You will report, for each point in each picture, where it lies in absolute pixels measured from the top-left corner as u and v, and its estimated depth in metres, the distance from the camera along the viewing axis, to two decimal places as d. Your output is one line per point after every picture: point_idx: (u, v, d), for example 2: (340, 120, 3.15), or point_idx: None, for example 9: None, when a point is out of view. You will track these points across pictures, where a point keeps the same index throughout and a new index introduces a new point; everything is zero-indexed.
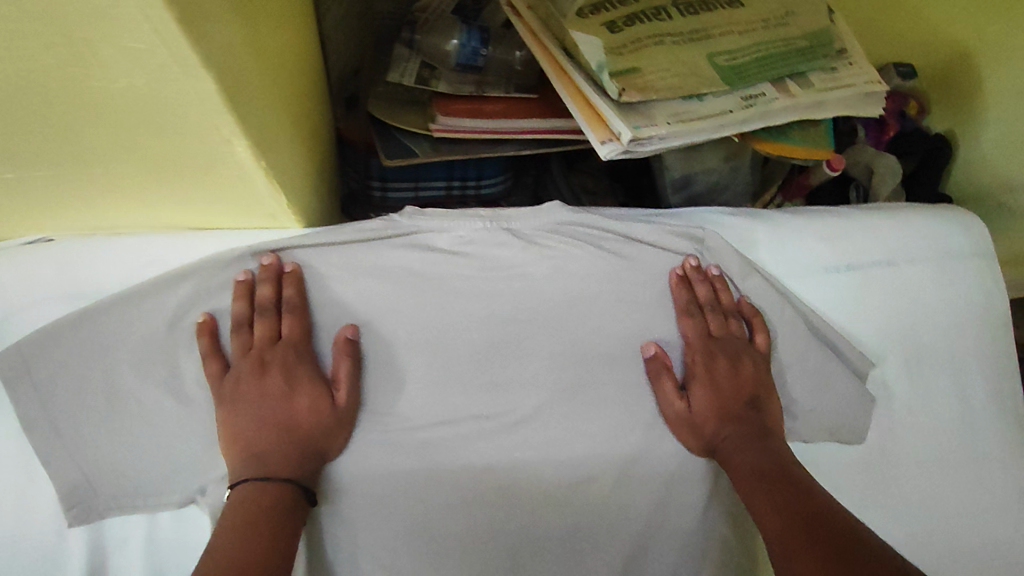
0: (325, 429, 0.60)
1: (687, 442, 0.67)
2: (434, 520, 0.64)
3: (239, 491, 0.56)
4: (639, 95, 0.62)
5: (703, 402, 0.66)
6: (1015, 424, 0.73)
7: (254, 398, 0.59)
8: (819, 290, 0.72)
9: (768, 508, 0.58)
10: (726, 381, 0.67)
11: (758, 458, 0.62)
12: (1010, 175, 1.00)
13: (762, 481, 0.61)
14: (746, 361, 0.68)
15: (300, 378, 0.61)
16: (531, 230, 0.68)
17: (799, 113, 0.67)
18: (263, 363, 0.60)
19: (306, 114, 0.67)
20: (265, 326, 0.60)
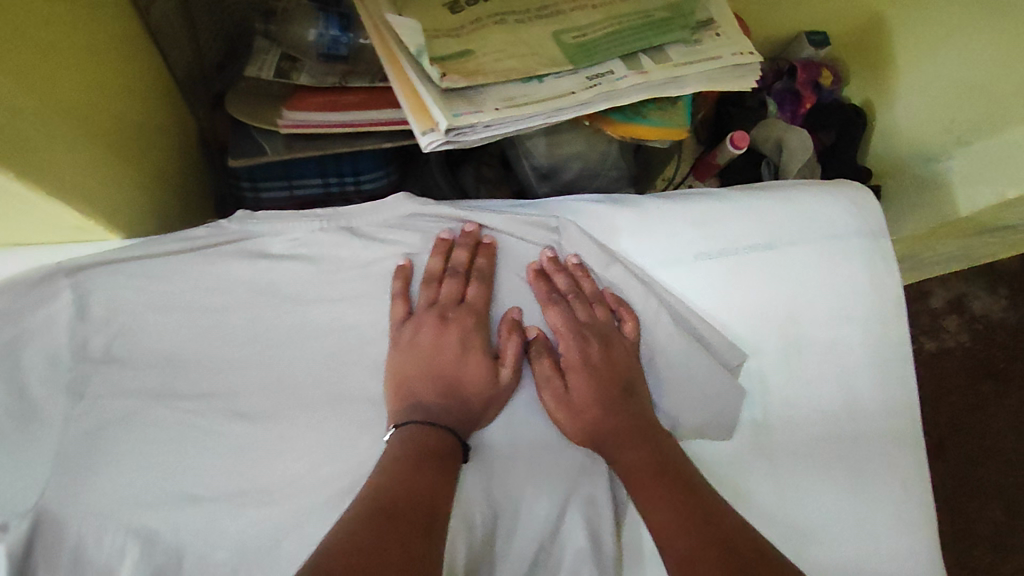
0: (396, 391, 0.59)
1: (563, 429, 0.61)
2: (273, 551, 0.57)
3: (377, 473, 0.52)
4: (464, 80, 0.57)
5: (574, 391, 0.61)
6: (898, 409, 0.70)
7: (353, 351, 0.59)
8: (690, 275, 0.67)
9: (664, 518, 0.53)
10: (592, 369, 0.61)
11: (647, 462, 0.57)
12: (925, 146, 0.95)
13: (656, 488, 0.55)
14: (616, 347, 0.63)
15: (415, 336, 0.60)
16: (371, 227, 0.64)
17: (650, 91, 0.63)
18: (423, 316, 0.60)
19: (123, 115, 0.63)
20: (457, 285, 0.61)
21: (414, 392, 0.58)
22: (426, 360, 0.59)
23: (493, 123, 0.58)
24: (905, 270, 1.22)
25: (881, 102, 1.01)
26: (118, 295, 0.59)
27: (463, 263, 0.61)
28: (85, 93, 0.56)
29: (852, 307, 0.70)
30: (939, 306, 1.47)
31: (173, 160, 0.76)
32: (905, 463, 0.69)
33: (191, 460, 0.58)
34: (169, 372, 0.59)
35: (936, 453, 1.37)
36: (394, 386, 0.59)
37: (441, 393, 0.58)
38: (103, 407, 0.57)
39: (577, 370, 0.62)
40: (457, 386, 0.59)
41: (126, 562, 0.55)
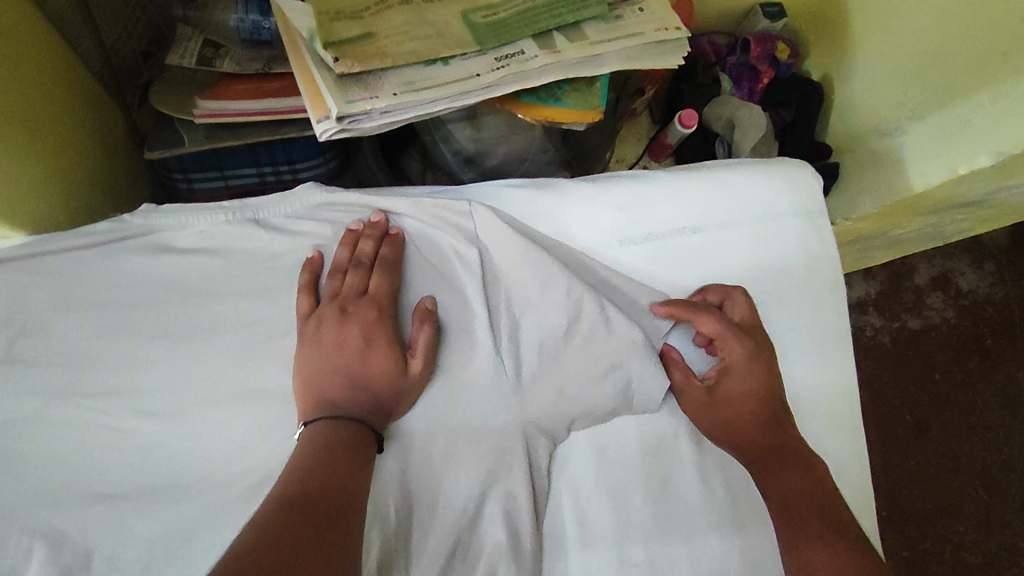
0: (316, 383, 0.55)
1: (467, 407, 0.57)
2: (170, 555, 0.54)
3: (300, 444, 0.51)
4: (360, 64, 0.55)
5: (729, 393, 0.61)
6: (837, 395, 0.68)
7: (332, 345, 0.56)
8: (612, 259, 0.66)
9: (795, 507, 0.55)
10: (753, 373, 0.62)
11: (765, 449, 0.59)
12: (880, 121, 0.91)
13: (783, 476, 0.57)
14: (735, 375, 0.62)
15: (351, 331, 0.56)
16: (278, 217, 0.64)
17: (563, 71, 0.60)
18: (347, 310, 0.57)
19: (39, 107, 0.63)
20: (360, 276, 0.59)
21: (322, 392, 0.54)
22: (332, 352, 0.56)
23: (390, 109, 0.57)
24: (879, 248, 1.17)
25: (840, 74, 0.97)
26: (23, 292, 0.58)
27: (368, 254, 0.61)
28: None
29: (786, 289, 0.68)
30: (925, 282, 1.37)
31: (93, 153, 0.74)
32: (842, 451, 0.67)
33: (96, 459, 0.56)
34: (75, 370, 0.58)
35: (918, 432, 1.28)
36: (302, 391, 0.55)
37: (348, 390, 0.55)
38: (8, 405, 0.56)
39: (732, 381, 0.61)
40: (366, 378, 0.55)
41: (32, 565, 0.52)
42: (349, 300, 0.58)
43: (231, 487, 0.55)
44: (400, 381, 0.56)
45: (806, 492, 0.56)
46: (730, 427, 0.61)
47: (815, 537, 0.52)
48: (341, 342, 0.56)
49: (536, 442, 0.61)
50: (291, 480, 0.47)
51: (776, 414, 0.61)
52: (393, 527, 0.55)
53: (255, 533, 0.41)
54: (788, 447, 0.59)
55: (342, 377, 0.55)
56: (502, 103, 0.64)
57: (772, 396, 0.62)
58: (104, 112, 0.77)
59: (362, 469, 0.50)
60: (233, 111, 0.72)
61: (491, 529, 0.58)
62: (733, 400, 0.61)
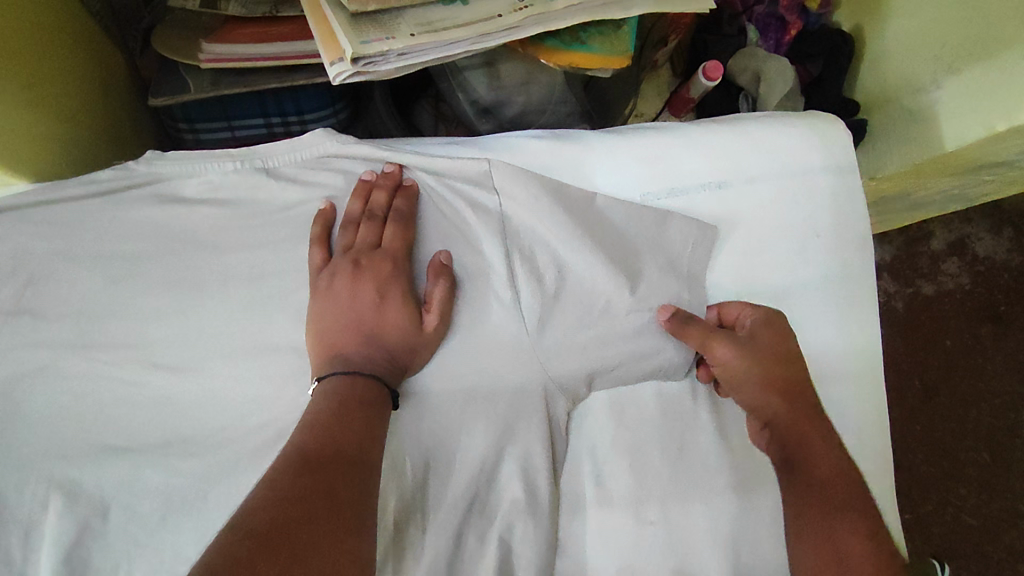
0: (329, 339, 0.54)
1: (424, 346, 0.56)
2: (186, 506, 0.53)
3: (318, 395, 0.50)
4: (375, 2, 0.51)
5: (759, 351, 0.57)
6: (861, 356, 0.66)
7: (345, 300, 0.54)
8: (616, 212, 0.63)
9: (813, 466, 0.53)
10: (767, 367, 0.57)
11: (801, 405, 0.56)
12: (914, 76, 0.87)
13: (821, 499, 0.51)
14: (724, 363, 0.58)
15: (365, 286, 0.55)
16: (290, 167, 0.62)
17: (591, 13, 0.56)
18: (359, 264, 0.56)
19: (39, 52, 0.61)
20: (373, 229, 0.58)
21: (334, 347, 0.53)
22: (345, 307, 0.54)
23: (408, 51, 0.53)
24: (900, 210, 1.13)
25: (873, 25, 0.92)
26: (28, 243, 0.57)
27: (382, 206, 0.59)
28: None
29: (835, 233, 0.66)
30: (941, 247, 1.34)
31: (96, 104, 0.72)
32: (862, 417, 0.65)
33: (110, 413, 0.55)
34: (84, 323, 0.56)
35: (926, 397, 1.27)
36: (316, 345, 0.54)
37: (359, 346, 0.53)
38: (19, 357, 0.55)
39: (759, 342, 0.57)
40: (382, 334, 0.54)
41: (49, 515, 0.52)
42: (362, 253, 0.56)
43: (247, 439, 0.55)
44: (416, 333, 0.55)
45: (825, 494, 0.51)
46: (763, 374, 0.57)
47: (832, 512, 0.50)
48: (355, 296, 0.54)
49: (552, 396, 0.60)
50: (306, 437, 0.46)
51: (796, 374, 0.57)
52: (410, 483, 0.55)
53: (267, 489, 0.41)
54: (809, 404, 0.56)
55: (355, 330, 0.53)
56: (525, 47, 0.61)
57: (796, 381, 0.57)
58: (104, 58, 0.74)
59: (376, 428, 0.49)
60: (243, 56, 0.69)
61: (509, 484, 0.57)
62: (807, 427, 0.55)
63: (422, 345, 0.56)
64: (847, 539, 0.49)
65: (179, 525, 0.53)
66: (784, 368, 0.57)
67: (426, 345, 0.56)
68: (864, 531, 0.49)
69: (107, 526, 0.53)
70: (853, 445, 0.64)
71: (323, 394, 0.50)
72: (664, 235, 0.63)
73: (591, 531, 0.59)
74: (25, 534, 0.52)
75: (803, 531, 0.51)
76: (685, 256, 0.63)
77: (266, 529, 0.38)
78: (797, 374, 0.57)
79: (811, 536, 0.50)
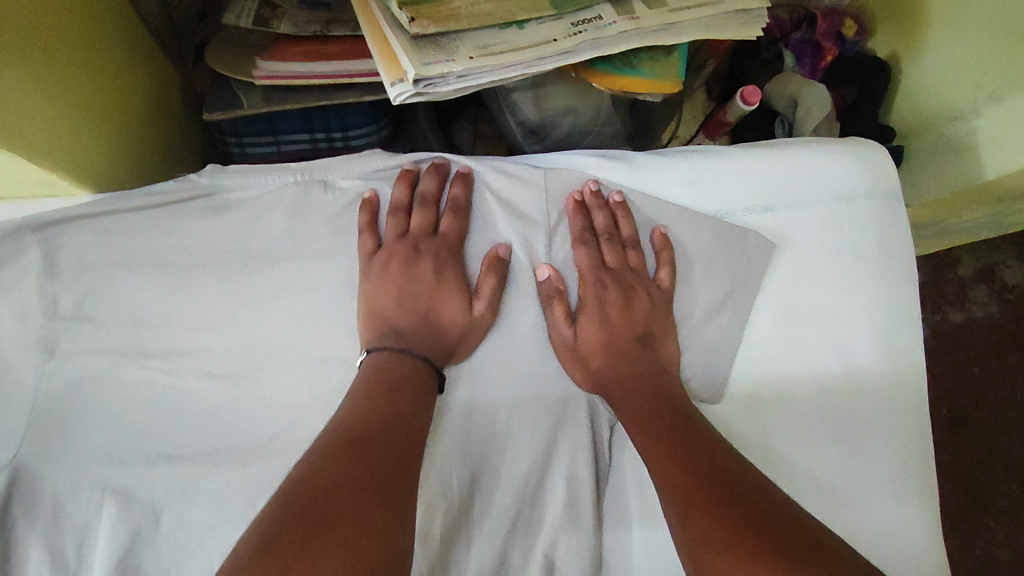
0: (383, 312, 0.58)
1: (470, 327, 0.59)
2: (236, 514, 0.54)
3: (370, 361, 0.55)
4: (436, 25, 0.53)
5: (596, 326, 0.61)
6: (908, 384, 0.65)
7: (398, 280, 0.59)
8: (610, 228, 0.63)
9: (660, 451, 0.53)
10: (599, 326, 0.61)
11: (650, 399, 0.57)
12: (954, 104, 0.87)
13: (670, 476, 0.50)
14: (641, 293, 0.62)
15: (421, 266, 0.60)
16: (343, 183, 0.63)
17: (641, 40, 0.58)
18: (415, 249, 0.60)
19: (104, 74, 0.63)
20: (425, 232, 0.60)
21: (388, 321, 0.58)
22: (400, 287, 0.59)
23: (466, 73, 0.55)
24: (933, 237, 1.13)
25: (910, 53, 0.93)
26: (87, 251, 0.58)
27: (434, 193, 0.62)
28: (60, 53, 0.55)
29: (880, 259, 0.66)
30: (970, 274, 1.33)
31: (153, 120, 0.74)
32: (906, 443, 0.64)
33: (165, 420, 0.56)
34: (140, 331, 0.57)
35: (955, 424, 1.25)
36: (368, 322, 0.58)
37: (412, 324, 0.58)
38: (76, 363, 0.56)
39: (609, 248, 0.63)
40: (434, 312, 0.59)
41: (103, 519, 0.53)
42: (419, 239, 0.60)
43: (298, 449, 0.56)
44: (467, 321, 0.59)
45: (681, 489, 0.49)
46: (610, 351, 0.61)
47: (689, 505, 0.48)
48: (410, 276, 0.59)
49: (595, 407, 0.60)
50: (351, 416, 0.50)
51: (651, 368, 0.60)
52: (456, 498, 0.55)
53: (312, 471, 0.44)
54: (660, 387, 0.59)
55: (410, 308, 0.59)
56: (576, 71, 0.62)
57: (658, 370, 0.60)
58: (160, 73, 0.77)
59: (421, 410, 0.53)
60: (296, 73, 0.71)
61: (553, 499, 0.58)
62: (665, 419, 0.55)
63: (470, 327, 0.59)
64: (715, 535, 0.45)
65: (229, 533, 0.54)
66: (638, 341, 0.61)
67: (472, 330, 0.59)
68: (725, 522, 0.45)
69: (158, 533, 0.54)
70: (898, 472, 0.63)
71: (374, 369, 0.54)
72: (704, 254, 0.64)
73: (635, 551, 0.58)
74: (80, 539, 0.53)
75: (684, 522, 0.47)
76: (727, 280, 0.64)
77: (296, 518, 0.41)
78: (649, 359, 0.61)
79: (685, 523, 0.47)
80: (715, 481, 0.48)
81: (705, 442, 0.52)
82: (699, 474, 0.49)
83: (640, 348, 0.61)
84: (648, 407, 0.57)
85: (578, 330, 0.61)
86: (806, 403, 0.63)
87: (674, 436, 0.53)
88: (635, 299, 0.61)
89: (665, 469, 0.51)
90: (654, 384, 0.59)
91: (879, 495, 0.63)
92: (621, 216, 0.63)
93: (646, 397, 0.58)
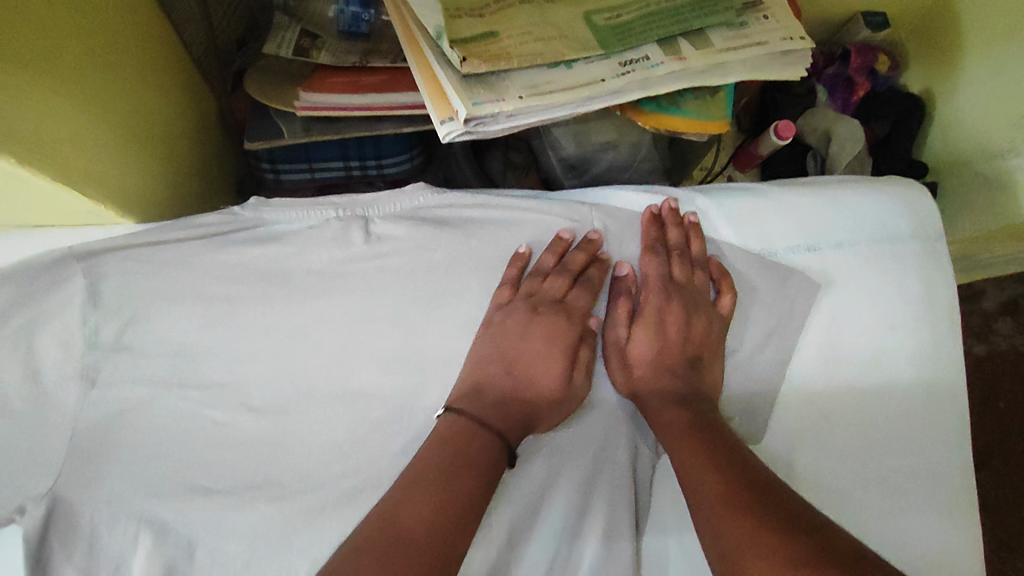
0: (482, 366, 0.58)
1: (564, 401, 0.58)
2: (271, 550, 0.54)
3: (450, 417, 0.54)
4: (487, 64, 0.53)
5: (648, 341, 0.60)
6: (952, 430, 0.64)
7: (510, 333, 0.58)
8: (683, 245, 0.63)
9: (696, 460, 0.51)
10: (652, 339, 0.60)
11: (684, 410, 0.56)
12: (991, 142, 0.87)
13: (707, 483, 0.49)
14: (701, 315, 0.61)
15: (536, 330, 0.58)
16: (386, 217, 0.62)
17: (688, 80, 0.58)
18: (535, 308, 0.59)
19: (150, 104, 0.64)
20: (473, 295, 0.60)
21: (484, 379, 0.57)
22: (507, 344, 0.58)
23: (515, 112, 0.55)
24: (962, 271, 1.11)
25: (943, 89, 0.92)
26: (130, 280, 0.58)
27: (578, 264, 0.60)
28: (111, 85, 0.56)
29: (926, 302, 0.65)
30: (996, 308, 1.31)
31: (195, 149, 0.75)
32: (951, 491, 0.63)
33: (201, 452, 0.56)
34: (179, 362, 0.57)
35: (981, 462, 1.23)
36: (467, 367, 0.58)
37: (505, 382, 0.57)
38: (115, 393, 0.56)
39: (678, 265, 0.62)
40: (534, 388, 0.57)
41: (138, 553, 0.53)
42: (543, 300, 0.59)
43: (336, 484, 0.56)
44: (575, 323, 0.59)
45: (721, 495, 0.47)
46: (659, 367, 0.60)
47: (728, 509, 0.46)
48: (524, 335, 0.58)
49: (636, 443, 0.60)
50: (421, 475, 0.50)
51: (694, 384, 0.59)
52: (496, 541, 0.55)
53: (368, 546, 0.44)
54: (696, 406, 0.57)
55: (508, 369, 0.58)
56: (620, 109, 0.62)
57: (699, 388, 0.59)
58: (200, 100, 0.78)
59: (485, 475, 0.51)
60: (336, 104, 0.71)
61: (591, 540, 0.57)
62: (701, 433, 0.54)
63: (562, 396, 0.58)
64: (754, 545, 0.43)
65: (264, 569, 0.53)
66: (689, 356, 0.60)
67: (562, 401, 0.58)
68: (766, 530, 0.43)
69: (193, 566, 0.53)
70: (942, 520, 0.62)
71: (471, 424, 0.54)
72: (749, 296, 0.64)
73: None
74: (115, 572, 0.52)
75: (719, 528, 0.46)
76: (770, 321, 0.63)
77: None
78: (697, 374, 0.60)
79: (722, 531, 0.45)
80: (758, 493, 0.46)
81: (742, 458, 0.51)
82: (739, 485, 0.48)
83: (689, 365, 0.60)
84: (687, 421, 0.55)
85: (633, 335, 0.61)
86: (850, 449, 0.62)
87: (710, 450, 0.52)
88: (695, 318, 0.60)
89: (699, 480, 0.50)
90: (691, 402, 0.57)
91: (922, 543, 0.61)
92: (695, 238, 0.63)
93: (686, 413, 0.56)
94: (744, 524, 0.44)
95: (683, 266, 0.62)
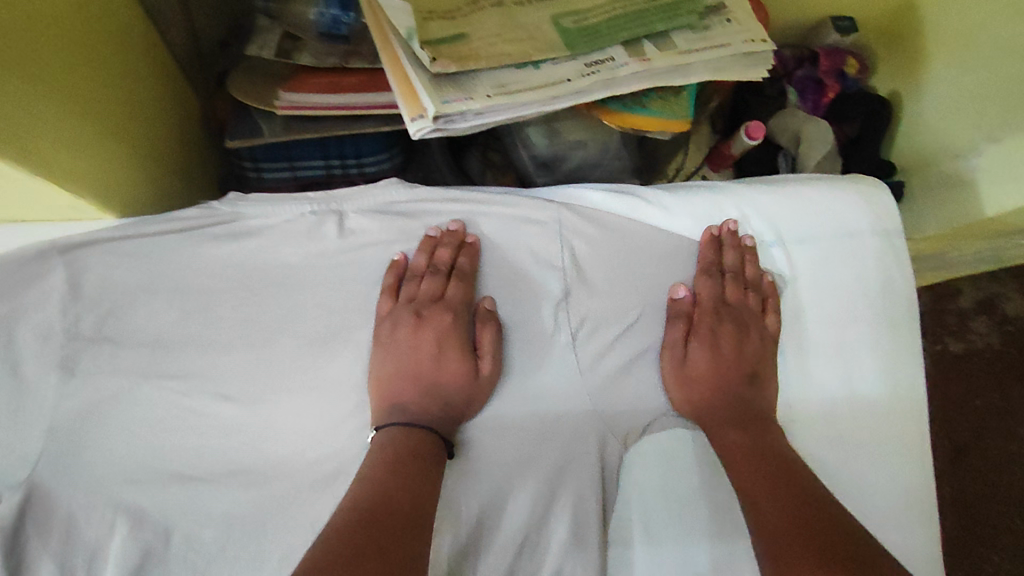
0: (388, 379, 0.58)
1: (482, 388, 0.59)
2: (246, 535, 0.55)
3: (386, 432, 0.55)
4: (455, 64, 0.56)
5: (703, 361, 0.62)
6: (909, 418, 0.66)
7: (405, 347, 0.59)
8: (739, 267, 0.65)
9: (756, 484, 0.54)
10: (709, 354, 0.62)
11: (750, 432, 0.59)
12: (953, 143, 0.91)
13: (764, 506, 0.52)
14: (752, 334, 0.63)
15: (427, 334, 0.59)
16: (361, 211, 0.64)
17: (652, 80, 0.60)
18: (421, 316, 0.60)
19: (133, 104, 0.66)
20: (436, 283, 0.61)
21: (395, 395, 0.58)
22: (402, 356, 0.59)
23: (484, 110, 0.57)
24: (933, 270, 1.14)
25: (910, 92, 0.95)
26: (110, 274, 0.59)
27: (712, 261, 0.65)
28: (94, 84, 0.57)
29: (884, 294, 0.67)
30: (970, 306, 1.34)
31: (177, 149, 0.77)
32: (909, 478, 0.65)
33: (179, 441, 0.57)
34: (158, 354, 0.59)
35: (955, 457, 1.25)
36: (377, 395, 0.58)
37: (417, 390, 0.58)
38: (94, 384, 0.57)
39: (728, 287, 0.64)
40: (443, 385, 0.59)
41: (115, 539, 0.54)
42: (424, 304, 0.60)
43: (310, 471, 0.57)
44: (458, 315, 0.60)
45: (779, 517, 0.51)
46: (709, 384, 0.61)
47: (779, 529, 0.50)
48: (416, 346, 0.59)
49: (604, 437, 0.62)
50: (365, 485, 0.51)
51: (763, 403, 0.61)
52: (465, 527, 0.57)
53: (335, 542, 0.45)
54: (763, 425, 0.60)
55: (413, 379, 0.58)
56: (587, 108, 0.65)
57: (764, 408, 0.61)
58: (183, 100, 0.79)
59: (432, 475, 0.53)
60: (315, 103, 0.73)
61: (559, 526, 0.59)
62: (757, 458, 0.56)
63: (477, 386, 0.59)
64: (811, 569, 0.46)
65: (240, 553, 0.55)
66: (745, 373, 0.62)
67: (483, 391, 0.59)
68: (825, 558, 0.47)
69: (170, 552, 0.55)
70: (900, 505, 0.64)
71: (385, 443, 0.54)
72: None
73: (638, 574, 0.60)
74: (93, 557, 0.54)
75: (772, 548, 0.49)
76: None
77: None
78: (766, 393, 0.62)
79: (778, 550, 0.49)
80: (816, 518, 0.50)
81: (793, 478, 0.54)
82: (799, 508, 0.51)
83: (750, 380, 0.62)
84: (740, 443, 0.58)
85: (688, 351, 0.62)
86: (810, 437, 0.64)
87: (767, 471, 0.55)
88: (747, 339, 0.63)
89: (758, 501, 0.53)
90: (753, 422, 0.60)
91: (880, 528, 0.64)
92: (751, 262, 0.65)
93: (745, 435, 0.59)
94: (793, 547, 0.48)
95: (745, 289, 0.64)
